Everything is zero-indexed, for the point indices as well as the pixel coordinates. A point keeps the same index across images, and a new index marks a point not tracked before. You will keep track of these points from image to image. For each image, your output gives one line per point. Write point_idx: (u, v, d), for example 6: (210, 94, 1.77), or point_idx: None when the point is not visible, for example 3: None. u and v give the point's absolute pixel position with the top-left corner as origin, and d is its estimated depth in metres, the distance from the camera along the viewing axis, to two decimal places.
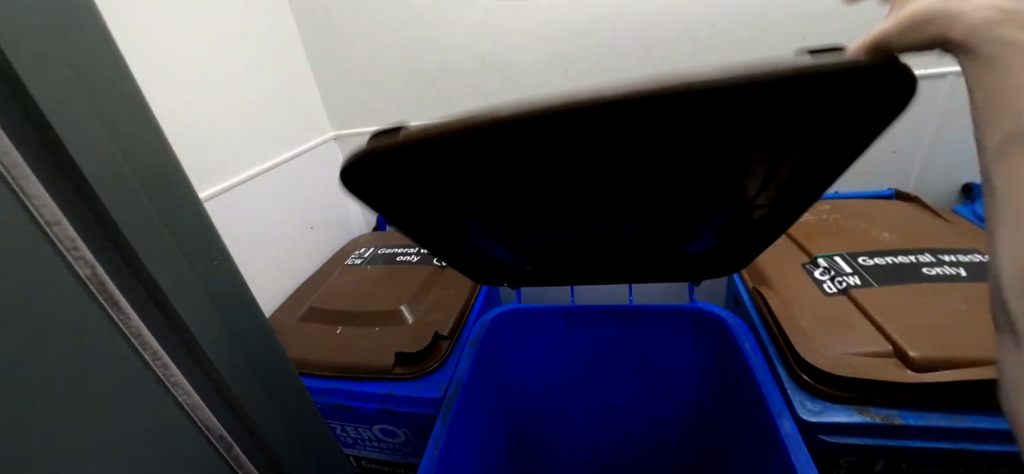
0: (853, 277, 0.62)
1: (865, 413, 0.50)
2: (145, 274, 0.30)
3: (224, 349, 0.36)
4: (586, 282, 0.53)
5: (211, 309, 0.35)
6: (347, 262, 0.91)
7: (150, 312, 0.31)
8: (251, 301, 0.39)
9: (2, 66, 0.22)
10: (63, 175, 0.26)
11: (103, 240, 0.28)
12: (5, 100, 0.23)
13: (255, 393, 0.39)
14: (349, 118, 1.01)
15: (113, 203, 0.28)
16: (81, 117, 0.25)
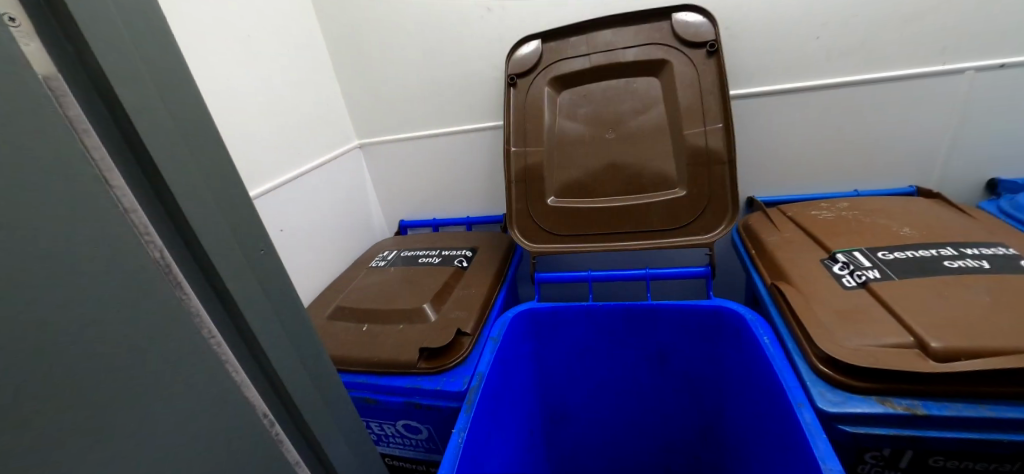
0: (873, 270, 0.61)
1: (887, 403, 0.50)
2: (203, 257, 0.34)
3: (270, 330, 0.40)
4: (596, 199, 0.80)
5: (259, 291, 0.39)
6: (371, 264, 0.94)
7: (206, 293, 0.35)
8: (291, 291, 0.43)
9: (99, 81, 0.28)
10: (141, 173, 0.31)
11: (170, 229, 0.33)
12: (100, 110, 0.29)
13: (295, 373, 0.42)
14: (372, 126, 1.05)
15: (180, 195, 0.33)
16: (156, 120, 0.31)
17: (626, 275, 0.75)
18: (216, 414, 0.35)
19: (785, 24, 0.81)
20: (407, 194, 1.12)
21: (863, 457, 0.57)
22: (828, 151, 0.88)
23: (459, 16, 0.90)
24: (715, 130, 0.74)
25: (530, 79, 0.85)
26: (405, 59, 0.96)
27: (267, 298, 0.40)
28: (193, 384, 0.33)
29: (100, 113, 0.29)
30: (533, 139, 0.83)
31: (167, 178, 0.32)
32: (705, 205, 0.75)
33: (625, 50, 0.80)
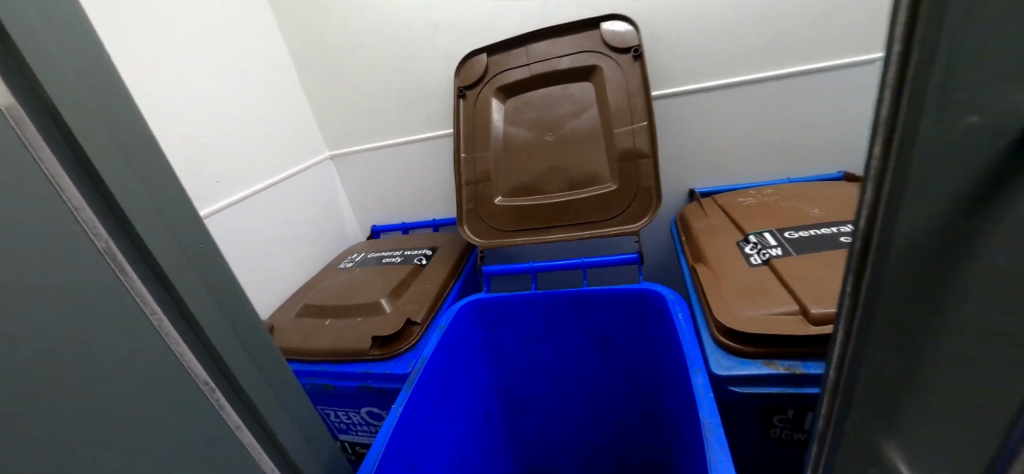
0: (777, 248, 0.67)
1: (772, 365, 0.55)
2: (143, 247, 0.37)
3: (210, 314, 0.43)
4: (536, 200, 0.88)
5: (200, 281, 0.42)
6: (340, 265, 1.05)
7: (150, 279, 0.37)
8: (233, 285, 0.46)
9: (45, 97, 0.31)
10: (90, 178, 0.33)
11: (116, 227, 0.35)
12: (46, 121, 0.31)
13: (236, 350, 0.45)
14: (341, 138, 1.15)
15: (125, 197, 0.35)
16: (95, 129, 0.33)
17: (564, 265, 0.82)
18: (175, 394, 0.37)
19: (708, 23, 0.86)
20: (378, 201, 1.22)
21: (771, 422, 0.59)
22: (758, 142, 0.94)
23: (411, 35, 0.98)
24: (641, 130, 0.81)
25: (478, 90, 0.92)
26: (366, 76, 1.05)
27: (208, 292, 0.43)
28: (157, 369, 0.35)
29: (47, 126, 0.31)
30: (482, 144, 0.91)
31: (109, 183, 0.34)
32: (634, 198, 0.82)
33: (561, 58, 0.87)
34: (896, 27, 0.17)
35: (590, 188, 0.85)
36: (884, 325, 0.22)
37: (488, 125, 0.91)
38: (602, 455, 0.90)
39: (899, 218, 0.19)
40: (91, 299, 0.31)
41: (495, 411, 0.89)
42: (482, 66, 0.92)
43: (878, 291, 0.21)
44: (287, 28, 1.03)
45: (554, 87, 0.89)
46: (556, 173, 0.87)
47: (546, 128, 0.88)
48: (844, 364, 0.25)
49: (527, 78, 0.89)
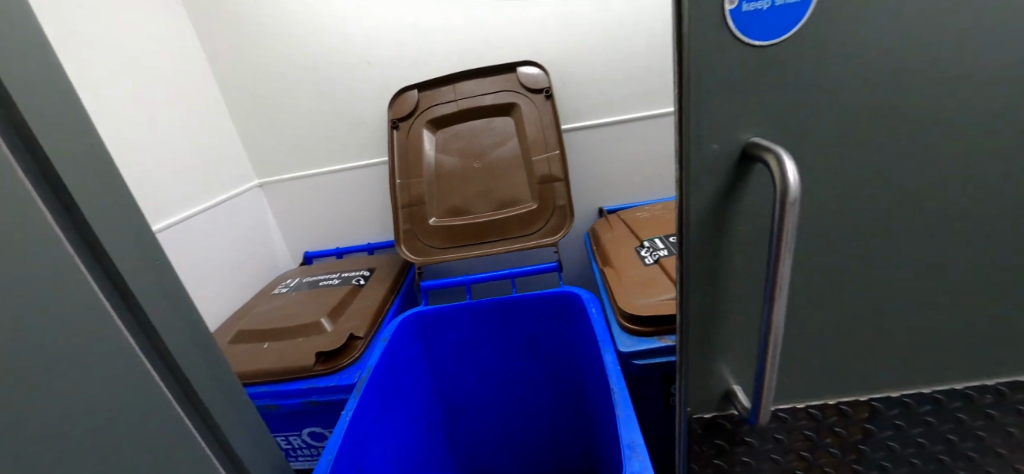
0: (664, 250, 0.83)
1: (662, 339, 0.70)
2: (104, 258, 0.39)
3: (170, 330, 0.44)
4: (466, 219, 0.98)
5: (159, 295, 0.43)
6: (274, 291, 1.06)
7: (108, 289, 0.39)
8: (189, 305, 0.46)
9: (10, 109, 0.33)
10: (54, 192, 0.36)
11: (80, 241, 0.38)
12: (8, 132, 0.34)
13: (194, 369, 0.45)
14: (271, 167, 1.17)
15: (87, 208, 0.37)
16: (60, 138, 0.36)
17: (494, 275, 0.92)
18: (136, 387, 0.40)
19: (604, 70, 1.05)
20: (309, 227, 1.24)
21: (668, 391, 0.74)
22: (649, 167, 1.15)
23: (344, 71, 1.06)
24: (554, 157, 0.96)
25: (411, 122, 1.02)
26: (299, 107, 1.10)
27: (167, 304, 0.44)
28: (112, 362, 0.38)
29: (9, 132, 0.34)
30: (415, 170, 1.00)
31: (73, 192, 0.37)
32: (552, 215, 0.96)
33: (484, 96, 1.00)
34: (680, 88, 0.31)
35: (514, 208, 0.98)
36: (699, 265, 0.36)
37: (420, 153, 1.01)
38: (536, 449, 1.00)
39: (696, 197, 0.33)
40: (54, 298, 0.35)
41: (438, 419, 0.95)
42: (412, 101, 1.02)
43: (691, 245, 0.35)
44: (214, 59, 1.05)
45: (479, 120, 1.01)
46: (484, 195, 0.99)
47: (473, 155, 1.00)
48: (680, 302, 0.38)
49: (455, 112, 1.01)
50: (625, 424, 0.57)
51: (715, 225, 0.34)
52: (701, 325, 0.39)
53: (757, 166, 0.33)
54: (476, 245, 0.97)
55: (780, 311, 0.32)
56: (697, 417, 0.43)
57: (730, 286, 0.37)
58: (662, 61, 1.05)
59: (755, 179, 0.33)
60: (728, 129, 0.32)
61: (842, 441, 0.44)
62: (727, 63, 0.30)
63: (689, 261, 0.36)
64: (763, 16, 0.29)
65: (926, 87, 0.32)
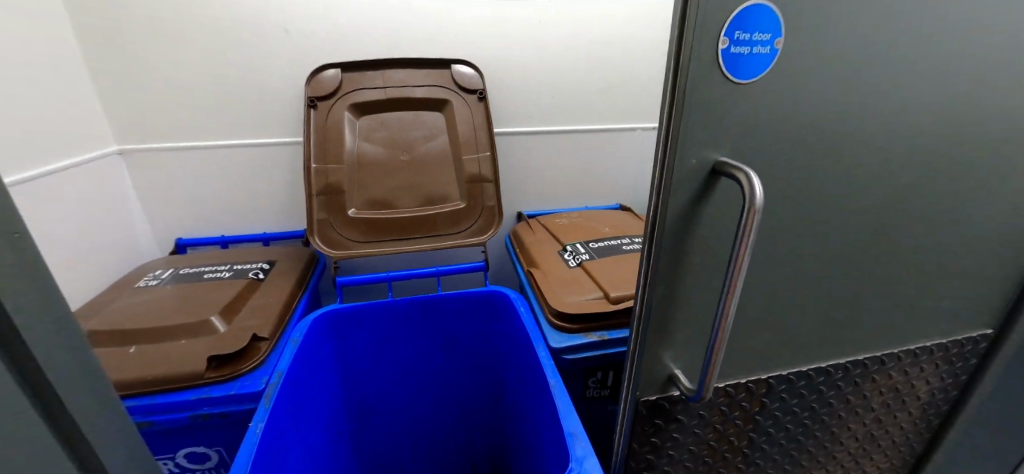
0: (585, 254, 0.90)
1: (589, 335, 0.76)
2: None
3: (51, 351, 0.32)
4: (390, 213, 0.94)
5: (39, 308, 0.32)
6: (138, 284, 0.88)
7: None
8: (75, 324, 0.34)
9: None
10: None
11: None
12: None
13: (78, 404, 0.34)
14: (138, 132, 0.97)
15: None
16: None
17: (419, 273, 0.89)
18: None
19: (533, 80, 1.11)
20: (187, 208, 1.06)
21: (587, 383, 0.80)
22: (563, 176, 1.24)
23: (255, 36, 0.95)
24: (485, 158, 0.97)
25: (331, 104, 0.93)
26: (189, 68, 0.94)
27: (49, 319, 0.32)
28: None
29: None
30: (334, 156, 0.92)
31: None
32: (480, 215, 0.97)
33: (416, 88, 0.97)
34: (672, 106, 0.36)
35: (442, 204, 0.96)
36: (667, 263, 0.41)
37: (341, 138, 0.93)
38: (451, 450, 0.99)
39: (673, 204, 0.38)
40: None
41: (348, 427, 0.89)
42: (334, 80, 0.93)
43: (662, 245, 0.40)
44: None
45: (408, 112, 0.97)
46: (410, 189, 0.95)
47: (401, 147, 0.96)
48: (645, 295, 0.43)
49: (383, 99, 0.96)
50: (564, 415, 0.60)
51: (684, 230, 0.40)
52: (660, 317, 0.44)
53: (722, 180, 0.39)
54: (400, 239, 0.94)
55: (732, 306, 0.38)
56: (644, 399, 0.49)
57: (690, 281, 0.43)
58: (584, 81, 1.15)
59: (719, 191, 0.39)
60: (707, 146, 0.37)
61: (746, 412, 0.54)
62: (713, 93, 0.35)
63: (659, 259, 0.41)
64: (745, 59, 0.35)
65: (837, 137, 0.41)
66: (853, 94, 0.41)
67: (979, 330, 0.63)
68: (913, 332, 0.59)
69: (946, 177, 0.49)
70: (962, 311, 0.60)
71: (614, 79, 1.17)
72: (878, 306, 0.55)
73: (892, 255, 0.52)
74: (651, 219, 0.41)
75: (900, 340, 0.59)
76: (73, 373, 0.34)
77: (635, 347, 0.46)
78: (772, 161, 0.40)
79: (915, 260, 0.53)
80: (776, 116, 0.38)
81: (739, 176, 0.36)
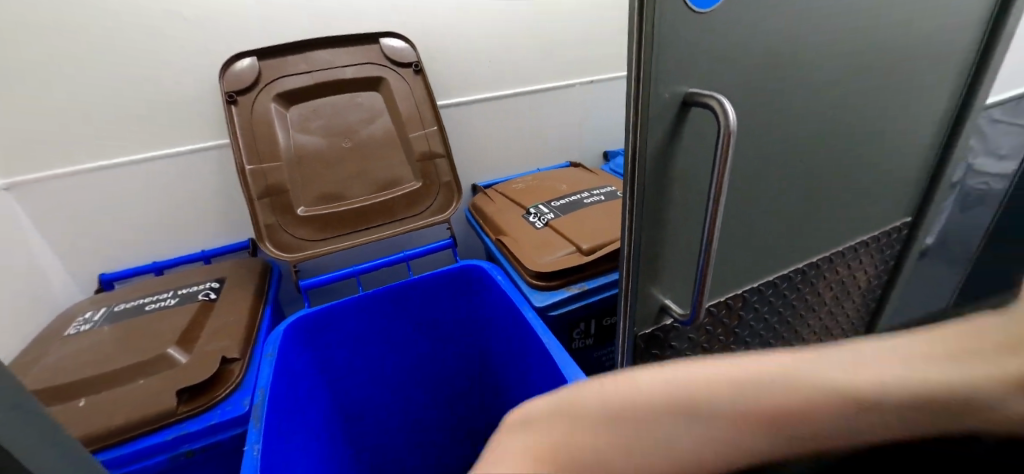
0: (550, 214, 0.91)
1: (569, 289, 0.78)
2: None
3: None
4: (343, 205, 0.89)
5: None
6: (68, 331, 0.78)
7: None
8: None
9: None
10: None
11: None
12: None
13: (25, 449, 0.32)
14: (27, 160, 0.85)
15: None
16: None
17: (387, 261, 0.86)
18: None
19: (466, 47, 1.08)
20: (105, 237, 0.96)
21: (572, 335, 0.82)
22: (510, 142, 1.24)
23: (148, 31, 0.85)
24: (433, 133, 0.94)
25: (253, 97, 0.85)
26: (76, 79, 0.83)
27: None
28: None
29: None
30: (269, 154, 0.85)
31: None
32: (438, 192, 0.95)
33: (346, 68, 0.90)
34: (638, 43, 0.36)
35: (396, 188, 0.92)
36: (650, 200, 0.42)
37: (272, 133, 0.86)
38: (444, 429, 1.00)
39: (649, 141, 0.39)
40: None
41: (339, 430, 0.86)
42: (252, 71, 0.85)
43: (645, 184, 0.41)
44: None
45: (342, 95, 0.91)
46: (360, 177, 0.91)
47: (342, 134, 0.90)
48: (632, 235, 0.45)
49: (312, 85, 0.89)
50: (564, 366, 0.62)
51: (662, 165, 0.41)
52: (647, 254, 0.46)
53: (691, 111, 0.40)
54: (359, 230, 0.90)
55: (716, 229, 0.41)
56: (641, 334, 0.51)
57: (672, 215, 0.45)
58: (519, 42, 1.14)
59: (690, 122, 0.41)
60: (677, 80, 0.38)
61: (727, 327, 0.59)
62: (676, 26, 0.36)
63: (643, 197, 0.42)
64: None
65: (787, 61, 0.44)
66: (801, 16, 0.43)
67: (901, 220, 0.72)
68: (853, 231, 0.66)
69: (875, 86, 0.54)
70: (887, 206, 0.68)
71: (546, 37, 1.17)
72: (826, 211, 0.60)
73: (833, 163, 0.57)
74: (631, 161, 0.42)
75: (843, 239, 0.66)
76: (40, 443, 0.33)
77: (626, 288, 0.48)
78: (738, 88, 0.42)
79: (851, 164, 0.59)
80: (735, 46, 0.40)
81: (710, 104, 0.37)
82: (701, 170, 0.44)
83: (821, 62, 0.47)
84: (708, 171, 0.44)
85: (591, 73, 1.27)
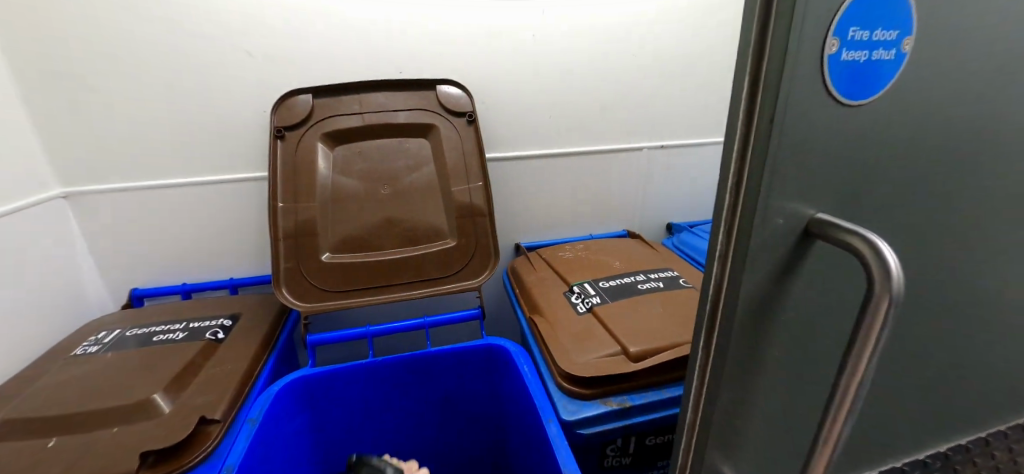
0: (596, 297, 0.79)
1: (606, 403, 0.63)
2: None
3: None
4: (371, 256, 0.83)
5: None
6: (77, 352, 0.76)
7: None
8: None
9: None
10: None
11: None
12: None
13: None
14: (86, 173, 0.89)
15: None
16: None
17: (403, 327, 0.76)
18: None
19: (527, 97, 1.03)
20: (146, 254, 0.97)
21: (604, 453, 0.66)
22: (563, 204, 1.15)
23: (215, 62, 0.87)
24: (477, 187, 0.87)
25: (300, 133, 0.82)
26: (143, 98, 0.87)
27: None
28: None
29: None
30: (304, 195, 0.81)
31: None
32: (474, 261, 0.87)
33: (402, 112, 0.86)
34: (746, 152, 0.28)
35: (428, 242, 0.86)
36: (738, 348, 0.32)
37: (315, 167, 0.82)
38: None
39: (750, 281, 0.30)
40: None
41: None
42: (302, 104, 0.82)
43: (732, 332, 0.32)
44: (9, 28, 0.79)
45: (389, 140, 0.86)
46: (392, 227, 0.84)
47: (387, 180, 0.85)
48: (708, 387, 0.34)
49: (360, 126, 0.84)
50: None
51: (764, 311, 0.32)
52: (725, 417, 0.35)
53: (812, 243, 0.31)
54: (384, 285, 0.83)
55: (842, 423, 0.30)
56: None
57: (770, 368, 0.34)
58: (585, 99, 1.07)
59: (812, 254, 0.31)
60: (796, 203, 0.29)
61: None
62: (804, 123, 0.27)
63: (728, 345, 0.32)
64: (860, 67, 0.27)
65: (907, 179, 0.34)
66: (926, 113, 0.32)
67: None
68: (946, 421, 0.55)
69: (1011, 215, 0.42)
70: None
71: (614, 95, 1.09)
72: (939, 369, 0.47)
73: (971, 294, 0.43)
74: (714, 294, 0.33)
75: (956, 398, 0.52)
76: None
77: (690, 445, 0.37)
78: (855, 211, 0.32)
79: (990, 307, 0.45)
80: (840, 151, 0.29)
81: (862, 244, 0.27)
82: (819, 312, 0.34)
83: (965, 147, 0.36)
84: (831, 314, 0.34)
85: (663, 137, 1.16)
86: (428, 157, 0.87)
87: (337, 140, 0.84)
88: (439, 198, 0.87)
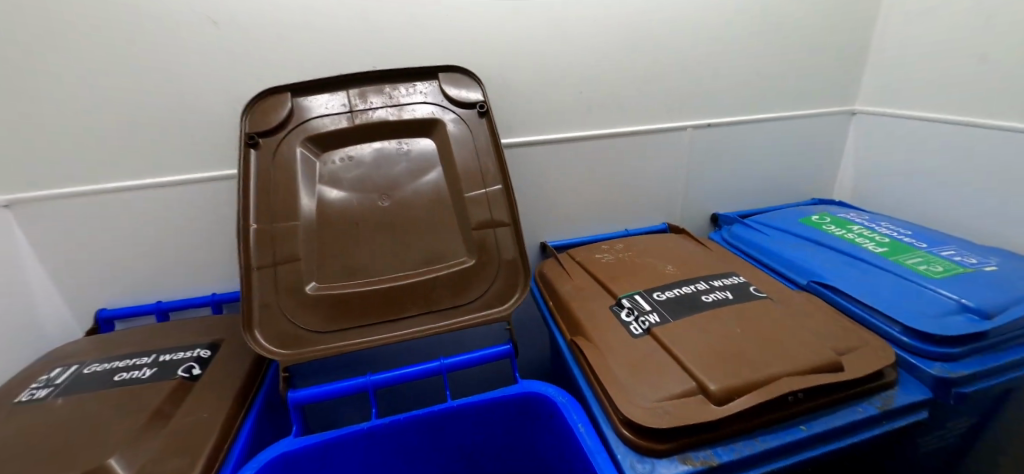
0: (653, 314, 0.64)
1: (686, 461, 0.49)
2: None
3: None
4: (370, 282, 0.68)
5: None
6: (19, 398, 0.62)
7: None
8: None
9: None
10: None
11: None
12: None
13: None
14: (27, 176, 0.74)
15: None
16: None
17: (416, 371, 0.61)
18: None
19: (551, 71, 0.87)
20: (111, 268, 0.83)
21: None
22: (594, 195, 0.99)
23: (175, 36, 0.72)
24: (494, 195, 0.71)
25: (280, 138, 0.67)
26: (90, 82, 0.72)
27: None
28: None
29: None
30: (285, 214, 0.66)
31: None
32: (496, 285, 0.71)
33: (403, 106, 0.72)
34: None
35: (439, 262, 0.70)
36: None
37: (296, 180, 0.67)
38: None
39: None
40: None
41: None
42: (278, 103, 0.67)
43: None
44: None
45: (386, 141, 0.71)
46: (394, 249, 0.69)
47: (386, 191, 0.70)
48: None
49: (350, 124, 0.70)
50: None
51: None
52: None
53: None
54: (386, 321, 0.67)
55: None
56: None
57: None
58: (619, 71, 0.91)
59: None
60: None
61: None
62: None
63: None
64: None
65: None
66: None
67: None
68: None
69: None
70: None
71: (653, 64, 0.92)
72: None
73: None
74: None
75: None
76: None
77: None
78: None
79: None
80: None
81: None
82: None
83: None
84: None
85: (709, 115, 1.00)
86: (433, 160, 0.72)
87: (322, 145, 0.69)
88: (449, 210, 0.71)
